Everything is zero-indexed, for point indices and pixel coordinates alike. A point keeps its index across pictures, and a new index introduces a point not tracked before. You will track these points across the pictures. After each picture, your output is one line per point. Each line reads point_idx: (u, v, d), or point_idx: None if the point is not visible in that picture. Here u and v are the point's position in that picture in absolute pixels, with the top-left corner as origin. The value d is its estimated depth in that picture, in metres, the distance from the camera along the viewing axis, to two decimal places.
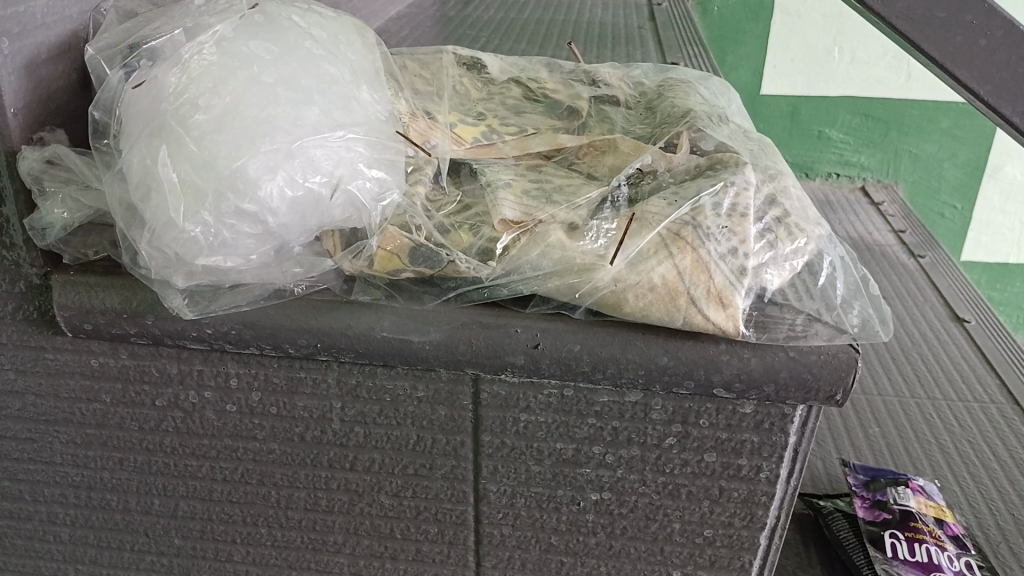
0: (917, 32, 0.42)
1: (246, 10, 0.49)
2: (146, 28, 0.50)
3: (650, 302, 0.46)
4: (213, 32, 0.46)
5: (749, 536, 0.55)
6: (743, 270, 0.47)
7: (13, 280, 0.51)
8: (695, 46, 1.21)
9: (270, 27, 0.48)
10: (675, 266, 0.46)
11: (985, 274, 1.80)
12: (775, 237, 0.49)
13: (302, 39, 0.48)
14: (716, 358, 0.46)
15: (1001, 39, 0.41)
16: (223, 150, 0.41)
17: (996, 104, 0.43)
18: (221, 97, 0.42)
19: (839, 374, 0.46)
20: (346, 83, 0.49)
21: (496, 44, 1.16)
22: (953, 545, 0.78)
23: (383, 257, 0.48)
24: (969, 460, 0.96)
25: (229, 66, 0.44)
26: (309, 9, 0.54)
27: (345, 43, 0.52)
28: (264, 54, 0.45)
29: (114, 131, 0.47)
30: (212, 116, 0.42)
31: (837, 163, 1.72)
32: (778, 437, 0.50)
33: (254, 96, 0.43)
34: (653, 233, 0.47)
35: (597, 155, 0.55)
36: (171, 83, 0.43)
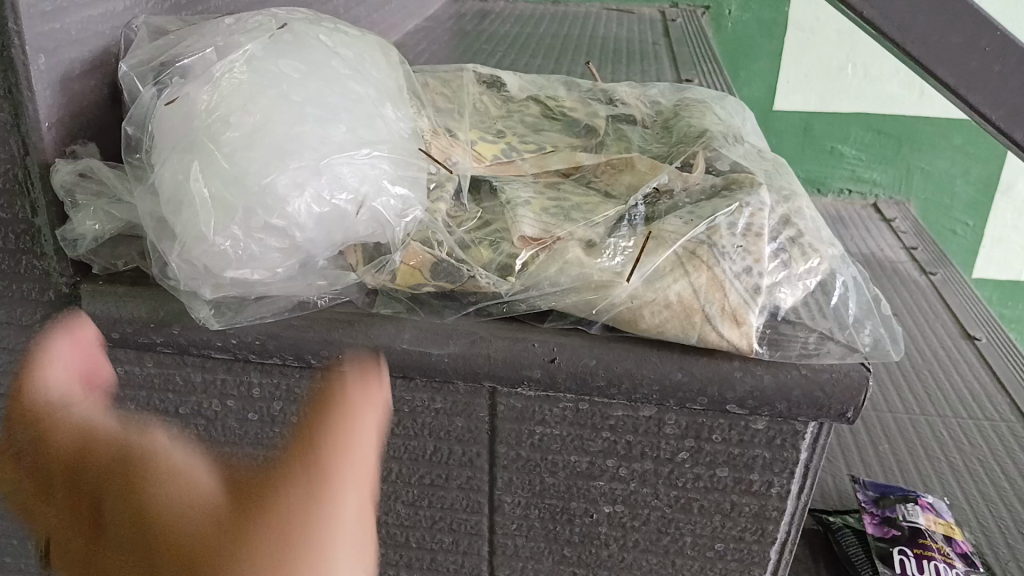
0: (931, 56, 0.43)
1: (277, 32, 0.50)
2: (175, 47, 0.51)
3: (665, 319, 0.47)
4: (245, 52, 0.48)
5: (761, 551, 0.55)
6: (757, 289, 0.48)
7: (43, 289, 0.53)
8: (709, 63, 1.22)
9: (298, 48, 0.49)
10: (692, 285, 0.47)
11: (997, 291, 1.79)
12: (789, 258, 0.50)
13: (328, 61, 0.50)
14: (729, 374, 0.47)
15: (1013, 65, 0.42)
16: (251, 167, 0.43)
17: (1008, 128, 0.44)
18: (250, 116, 0.44)
19: (850, 392, 0.46)
20: (369, 104, 0.50)
21: (512, 60, 1.17)
22: (962, 563, 0.78)
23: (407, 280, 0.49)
24: (978, 479, 0.96)
25: (257, 86, 0.45)
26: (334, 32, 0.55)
27: (368, 64, 0.54)
28: (291, 75, 0.47)
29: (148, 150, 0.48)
30: (241, 132, 0.43)
31: (850, 178, 1.72)
32: (789, 454, 0.51)
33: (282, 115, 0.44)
34: (669, 252, 0.48)
35: (614, 175, 0.56)
36: (203, 101, 0.45)
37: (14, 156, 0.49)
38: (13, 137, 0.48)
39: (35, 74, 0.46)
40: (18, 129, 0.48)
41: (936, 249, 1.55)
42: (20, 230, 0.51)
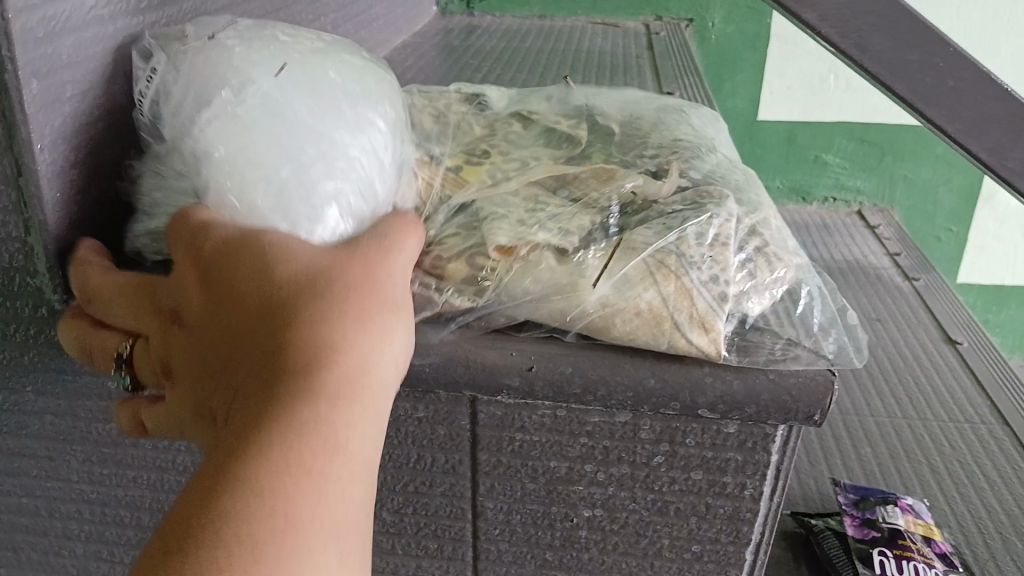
0: (891, 73, 0.46)
1: (273, 42, 0.51)
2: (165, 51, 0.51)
3: (635, 326, 0.49)
4: (248, 66, 0.49)
5: (736, 552, 0.57)
6: (723, 296, 0.49)
7: (35, 306, 0.54)
8: (691, 76, 1.25)
9: (302, 62, 0.51)
10: (663, 297, 0.49)
11: (981, 297, 1.81)
12: (756, 267, 0.52)
13: (330, 74, 0.51)
14: (700, 380, 0.49)
15: (968, 81, 0.45)
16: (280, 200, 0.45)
17: (963, 140, 0.47)
18: (270, 149, 0.46)
19: (815, 396, 0.48)
20: (372, 113, 0.52)
21: (497, 75, 1.19)
22: (941, 563, 0.80)
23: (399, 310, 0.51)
24: (959, 481, 0.98)
25: (272, 113, 0.47)
26: (321, 37, 0.56)
27: (361, 67, 0.55)
28: (302, 96, 0.48)
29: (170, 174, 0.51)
30: (266, 168, 0.46)
31: (835, 185, 1.74)
32: (760, 457, 0.52)
33: (299, 144, 0.47)
34: (638, 260, 0.50)
35: (596, 185, 0.57)
36: (219, 129, 0.46)
37: (9, 178, 0.50)
38: (7, 159, 0.49)
39: (29, 99, 0.47)
40: (12, 151, 0.49)
41: (919, 256, 1.57)
42: (14, 248, 0.52)
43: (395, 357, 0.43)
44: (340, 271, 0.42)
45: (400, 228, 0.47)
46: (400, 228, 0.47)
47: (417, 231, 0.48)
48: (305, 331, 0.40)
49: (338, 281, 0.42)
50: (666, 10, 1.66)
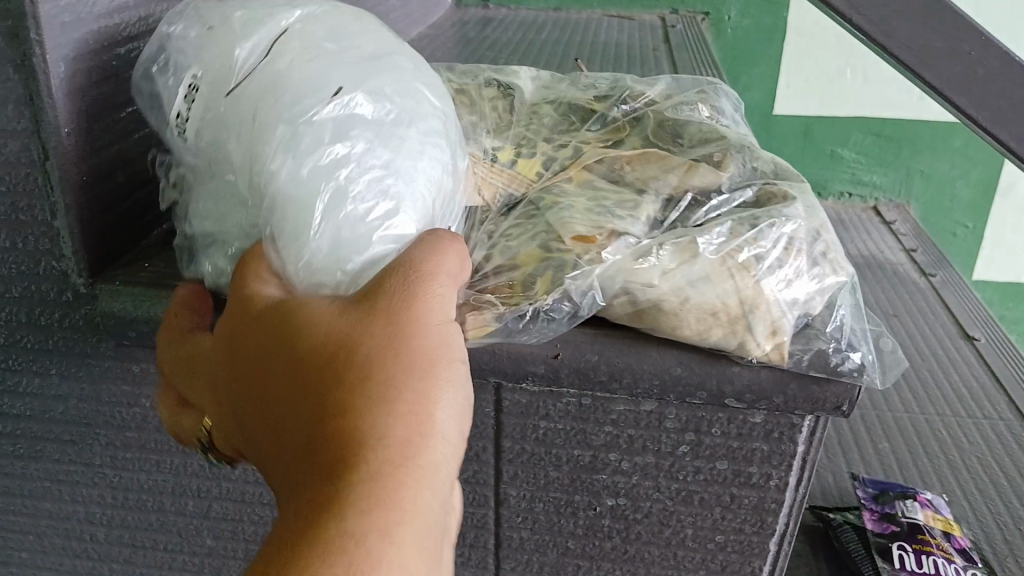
0: (917, 58, 0.44)
1: (315, 38, 0.46)
2: (191, 49, 0.47)
3: (710, 327, 0.47)
4: (296, 72, 0.44)
5: (760, 542, 0.56)
6: (794, 301, 0.48)
7: (60, 290, 0.54)
8: (708, 68, 1.24)
9: (355, 64, 0.45)
10: (733, 291, 0.47)
11: (997, 293, 1.80)
12: (823, 271, 0.50)
13: (380, 73, 0.46)
14: (727, 369, 0.48)
15: (997, 68, 0.43)
16: (349, 234, 0.42)
17: (992, 129, 0.45)
18: (337, 175, 0.42)
19: (844, 387, 0.48)
20: (427, 116, 0.47)
21: (514, 65, 1.19)
22: (960, 557, 0.79)
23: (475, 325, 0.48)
24: (977, 476, 0.98)
25: (336, 133, 0.42)
26: (354, 16, 0.50)
27: (400, 54, 0.49)
28: (363, 107, 0.43)
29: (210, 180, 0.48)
30: (333, 196, 0.42)
31: (850, 182, 1.73)
32: (787, 447, 0.52)
33: (365, 166, 0.42)
34: (716, 257, 0.48)
35: (644, 170, 0.56)
36: (276, 152, 0.42)
37: (34, 162, 0.50)
38: (33, 142, 0.49)
39: (55, 82, 0.47)
40: (39, 136, 0.49)
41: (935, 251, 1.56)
42: (40, 233, 0.52)
43: (457, 421, 0.35)
44: (375, 329, 0.35)
45: (430, 248, 0.39)
46: (429, 250, 0.39)
47: (450, 249, 0.39)
48: (353, 414, 0.33)
49: (372, 351, 0.34)
50: (682, 3, 1.66)
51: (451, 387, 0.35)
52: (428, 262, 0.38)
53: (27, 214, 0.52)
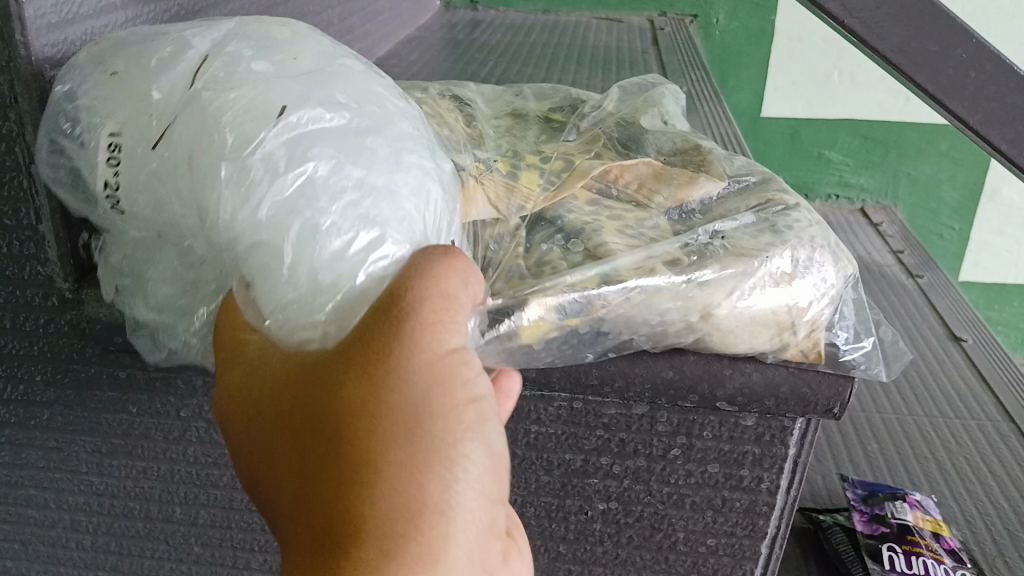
0: (909, 64, 0.44)
1: (243, 57, 0.41)
2: (93, 92, 0.46)
3: (757, 332, 0.47)
4: (228, 99, 0.39)
5: (751, 545, 0.56)
6: (832, 298, 0.48)
7: (45, 295, 0.53)
8: (698, 71, 1.25)
9: (297, 77, 0.40)
10: (781, 297, 0.47)
11: (983, 295, 1.82)
12: (848, 265, 0.50)
13: (327, 81, 0.41)
14: (719, 372, 0.48)
15: (990, 71, 0.43)
16: (329, 278, 0.35)
17: (985, 132, 0.45)
18: (298, 208, 0.36)
19: (836, 387, 0.48)
20: (375, 117, 0.40)
21: (503, 68, 1.19)
22: (950, 558, 0.80)
23: (536, 324, 0.46)
24: (965, 477, 0.98)
25: (288, 161, 0.37)
26: (288, 27, 0.45)
27: (346, 59, 0.44)
28: (309, 127, 0.38)
29: (161, 228, 0.45)
30: (297, 238, 0.36)
31: (836, 184, 1.74)
32: (778, 450, 0.52)
33: (328, 189, 0.36)
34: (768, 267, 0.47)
35: (646, 184, 0.55)
36: (231, 203, 0.37)
37: (19, 163, 0.49)
38: (18, 144, 0.48)
39: (42, 84, 0.47)
40: (23, 137, 0.48)
41: (922, 253, 1.57)
42: (23, 236, 0.51)
43: (484, 469, 0.34)
44: (383, 399, 0.33)
45: (419, 279, 0.35)
46: (419, 281, 0.35)
47: (439, 268, 0.35)
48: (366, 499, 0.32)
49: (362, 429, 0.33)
50: (670, 6, 1.66)
51: (472, 437, 0.34)
52: (420, 299, 0.34)
53: (11, 217, 0.50)
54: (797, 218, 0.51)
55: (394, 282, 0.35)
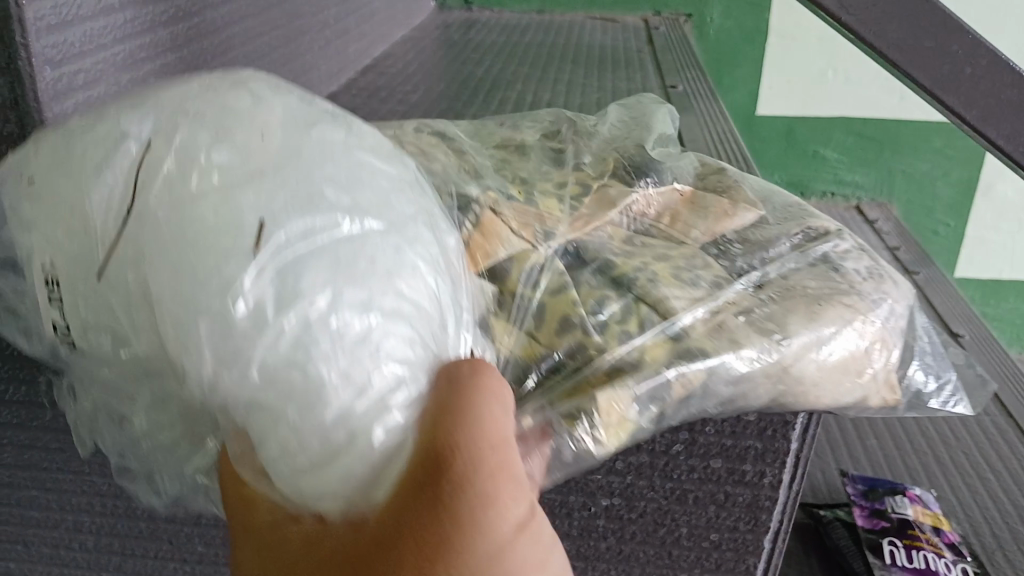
0: (906, 58, 0.44)
1: (198, 146, 0.33)
2: (22, 215, 0.38)
3: (837, 379, 0.43)
4: (187, 215, 0.31)
5: (755, 540, 0.56)
6: (900, 331, 0.46)
7: None
8: (694, 70, 1.25)
9: (261, 171, 0.32)
10: (857, 337, 0.43)
11: (980, 291, 1.83)
12: (905, 291, 0.49)
13: (308, 165, 0.33)
14: (753, 404, 0.43)
15: (984, 67, 0.43)
16: (341, 435, 0.29)
17: (981, 127, 0.45)
18: (293, 358, 0.29)
19: (846, 387, 0.44)
20: (370, 208, 0.33)
21: (499, 68, 1.19)
22: (950, 552, 0.80)
23: (613, 421, 0.40)
24: (964, 472, 0.99)
25: (277, 300, 0.30)
26: (244, 90, 0.36)
27: (324, 126, 0.36)
28: (298, 246, 0.31)
29: (131, 366, 0.37)
30: (297, 396, 0.29)
31: (832, 181, 1.74)
32: (781, 444, 0.52)
33: (328, 324, 0.30)
34: (837, 315, 0.43)
35: (680, 218, 0.50)
36: (214, 360, 0.30)
37: None
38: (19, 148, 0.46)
39: (42, 86, 0.44)
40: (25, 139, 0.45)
41: (918, 249, 1.57)
42: None
43: None
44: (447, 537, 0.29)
45: (454, 431, 0.30)
46: (454, 433, 0.30)
47: (473, 411, 0.31)
48: None
49: None
50: (665, 4, 1.65)
51: None
52: (460, 454, 0.30)
53: None
54: (848, 262, 0.48)
55: (428, 440, 0.30)
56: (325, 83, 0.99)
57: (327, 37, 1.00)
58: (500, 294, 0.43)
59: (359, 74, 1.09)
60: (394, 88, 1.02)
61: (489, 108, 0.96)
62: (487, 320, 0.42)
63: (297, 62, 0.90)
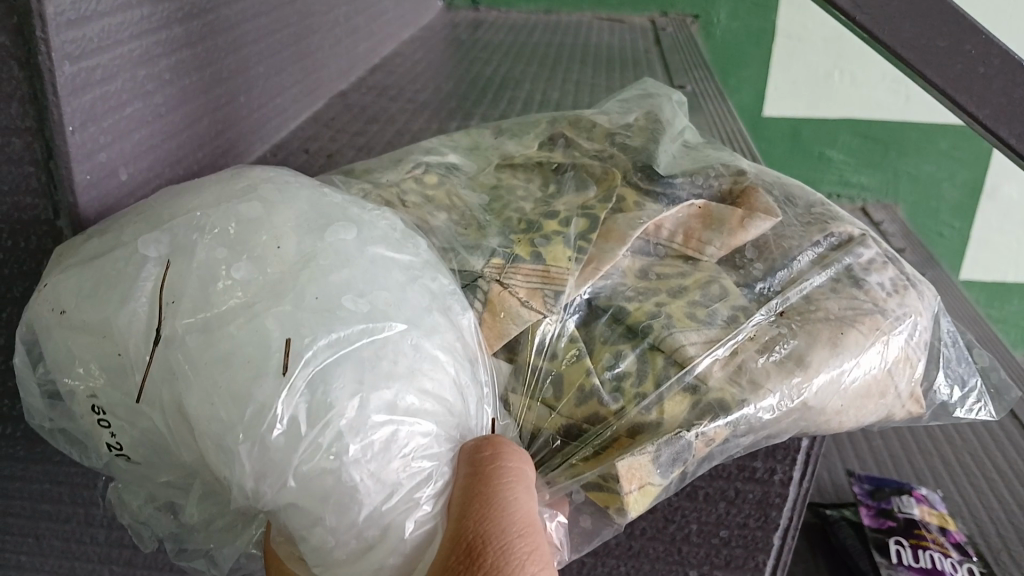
0: (920, 57, 0.41)
1: (220, 266, 0.35)
2: (54, 347, 0.37)
3: (859, 407, 0.45)
4: (217, 337, 0.34)
5: (764, 537, 0.57)
6: (922, 347, 0.47)
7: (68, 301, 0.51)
8: (701, 70, 1.26)
9: (283, 284, 0.35)
10: (881, 357, 0.44)
11: (983, 293, 1.80)
12: (926, 299, 0.49)
13: (326, 272, 0.36)
14: (773, 431, 0.44)
15: (998, 67, 0.41)
16: (375, 531, 0.34)
17: (993, 126, 0.43)
18: (327, 466, 0.32)
19: (861, 413, 0.45)
20: (388, 310, 0.35)
21: (507, 67, 1.20)
22: (956, 552, 0.81)
23: (636, 488, 0.42)
24: (969, 473, 0.99)
25: (309, 416, 0.33)
26: (254, 197, 0.39)
27: (338, 227, 0.38)
28: (326, 360, 0.33)
29: (179, 466, 0.38)
30: (333, 499, 0.33)
31: (838, 181, 1.75)
32: (792, 441, 0.52)
33: (358, 431, 0.33)
34: (862, 351, 0.44)
35: (693, 237, 0.48)
36: (252, 475, 0.33)
37: (38, 160, 0.47)
38: (37, 142, 0.46)
39: (62, 81, 0.45)
40: (43, 134, 0.46)
41: (923, 250, 1.57)
42: (41, 231, 0.49)
43: None
44: None
45: (480, 519, 0.34)
46: (480, 521, 0.34)
47: (496, 499, 0.35)
48: None
49: None
50: (671, 5, 1.68)
51: None
52: (487, 540, 0.34)
53: (28, 214, 0.48)
54: (871, 275, 0.48)
55: (456, 528, 0.34)
56: (336, 82, 1.00)
57: (338, 35, 1.01)
58: (516, 369, 0.44)
59: (369, 74, 1.10)
60: (404, 88, 1.03)
61: (499, 107, 0.96)
62: (508, 397, 0.44)
63: (308, 61, 0.90)
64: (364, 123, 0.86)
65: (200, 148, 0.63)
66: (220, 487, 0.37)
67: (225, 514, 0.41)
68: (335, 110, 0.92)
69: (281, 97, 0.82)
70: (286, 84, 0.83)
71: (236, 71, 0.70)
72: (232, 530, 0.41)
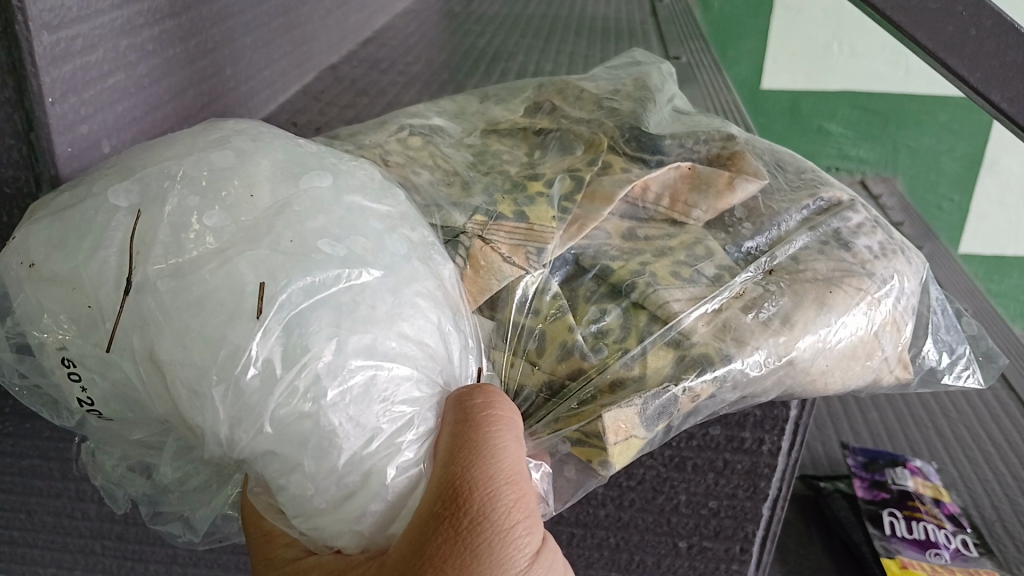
0: (911, 22, 0.38)
1: (192, 214, 0.35)
2: (24, 301, 0.36)
3: (846, 369, 0.45)
4: (188, 282, 0.33)
5: (753, 507, 0.56)
6: (912, 308, 0.47)
7: None
8: (698, 43, 1.24)
9: (256, 229, 0.34)
10: (867, 319, 0.44)
11: (982, 267, 1.58)
12: (915, 262, 0.49)
13: (302, 219, 0.35)
14: (761, 391, 0.44)
15: (990, 29, 0.38)
16: (356, 477, 0.33)
17: (984, 90, 0.40)
18: (304, 409, 0.32)
19: (851, 373, 0.45)
20: (365, 256, 0.35)
21: (501, 39, 1.18)
22: (950, 523, 0.81)
23: (621, 438, 0.42)
24: (965, 444, 0.99)
25: (285, 359, 0.32)
26: (229, 147, 0.38)
27: (312, 175, 0.38)
28: (301, 304, 0.33)
29: (155, 420, 0.38)
30: (311, 444, 0.32)
31: (836, 156, 1.75)
32: (780, 410, 0.51)
33: (336, 374, 0.32)
34: (851, 309, 0.43)
35: (678, 197, 0.47)
36: (227, 420, 0.33)
37: (18, 132, 0.45)
38: (17, 112, 0.44)
39: (40, 50, 0.42)
40: (23, 104, 0.44)
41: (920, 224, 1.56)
42: (24, 204, 0.47)
43: None
44: (466, 545, 0.33)
45: (468, 466, 0.34)
46: (468, 468, 0.34)
47: (486, 446, 0.35)
48: None
49: None
50: None
51: None
52: (473, 486, 0.33)
53: (12, 185, 0.47)
54: (860, 238, 0.48)
55: (444, 474, 0.34)
56: (326, 54, 0.98)
57: (328, 7, 0.99)
58: (498, 324, 0.43)
59: (359, 47, 1.08)
60: (395, 60, 1.01)
61: (489, 78, 0.95)
62: (493, 353, 0.44)
63: (296, 34, 0.89)
64: (353, 96, 0.85)
65: (185, 121, 0.62)
66: (196, 440, 0.36)
67: (201, 473, 0.41)
68: (324, 82, 0.90)
69: (269, 69, 0.81)
70: (274, 55, 0.82)
71: (221, 40, 0.68)
72: (207, 491, 0.42)
